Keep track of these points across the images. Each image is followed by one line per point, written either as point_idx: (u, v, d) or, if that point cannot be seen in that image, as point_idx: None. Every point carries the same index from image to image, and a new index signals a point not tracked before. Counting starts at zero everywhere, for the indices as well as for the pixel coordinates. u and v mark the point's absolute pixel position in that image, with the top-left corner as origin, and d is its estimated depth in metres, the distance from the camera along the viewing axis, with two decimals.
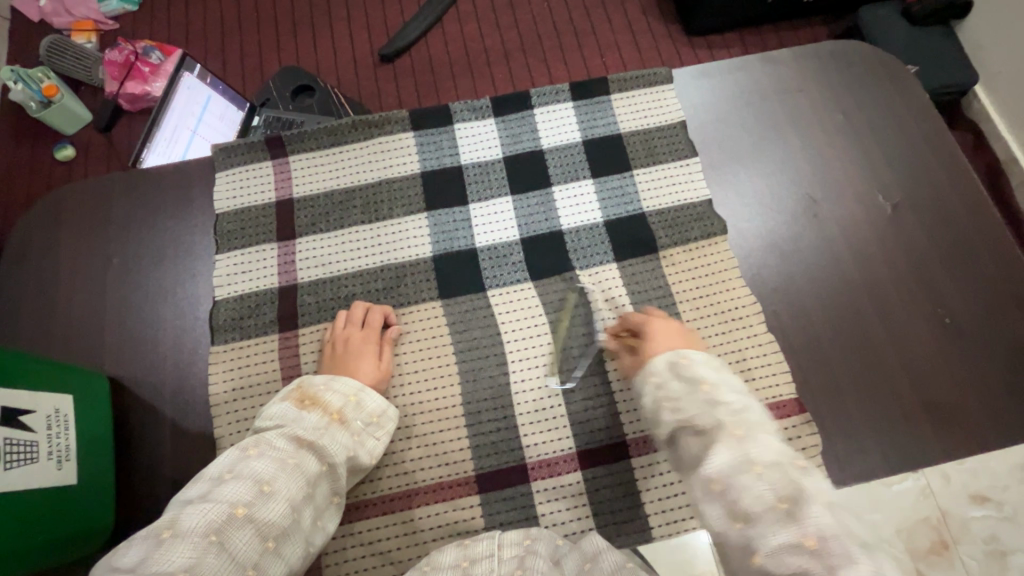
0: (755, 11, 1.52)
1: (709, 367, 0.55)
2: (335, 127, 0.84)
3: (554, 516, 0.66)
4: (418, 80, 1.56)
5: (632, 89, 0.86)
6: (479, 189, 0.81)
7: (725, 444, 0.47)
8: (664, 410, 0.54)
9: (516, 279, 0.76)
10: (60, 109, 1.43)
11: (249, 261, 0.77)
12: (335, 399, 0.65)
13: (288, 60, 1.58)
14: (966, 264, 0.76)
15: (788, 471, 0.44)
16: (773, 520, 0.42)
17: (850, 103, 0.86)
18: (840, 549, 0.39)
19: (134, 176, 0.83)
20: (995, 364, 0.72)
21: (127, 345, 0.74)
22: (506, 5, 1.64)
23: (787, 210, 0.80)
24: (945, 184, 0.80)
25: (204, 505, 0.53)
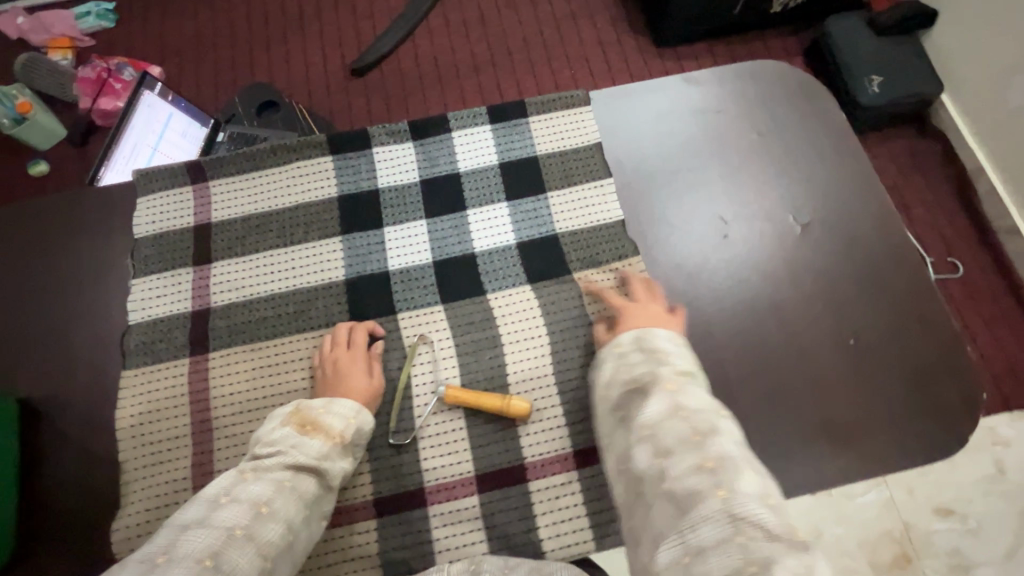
0: (721, 23, 1.52)
1: (671, 342, 0.64)
2: (254, 152, 0.85)
3: (449, 540, 0.66)
4: (388, 95, 1.57)
5: (550, 111, 0.87)
6: (394, 212, 0.82)
7: (660, 396, 0.57)
8: (621, 369, 0.63)
9: (428, 302, 0.77)
10: (33, 125, 1.43)
11: (165, 285, 0.78)
12: (335, 422, 0.65)
13: (261, 76, 1.59)
14: (886, 281, 0.77)
15: (710, 416, 0.53)
16: (684, 450, 0.51)
17: (778, 122, 0.86)
18: (733, 467, 0.48)
19: (75, 196, 0.83)
20: (894, 384, 0.72)
21: (59, 366, 0.74)
22: (476, 19, 1.65)
23: (699, 231, 0.80)
24: (872, 202, 0.81)
25: (202, 530, 0.52)
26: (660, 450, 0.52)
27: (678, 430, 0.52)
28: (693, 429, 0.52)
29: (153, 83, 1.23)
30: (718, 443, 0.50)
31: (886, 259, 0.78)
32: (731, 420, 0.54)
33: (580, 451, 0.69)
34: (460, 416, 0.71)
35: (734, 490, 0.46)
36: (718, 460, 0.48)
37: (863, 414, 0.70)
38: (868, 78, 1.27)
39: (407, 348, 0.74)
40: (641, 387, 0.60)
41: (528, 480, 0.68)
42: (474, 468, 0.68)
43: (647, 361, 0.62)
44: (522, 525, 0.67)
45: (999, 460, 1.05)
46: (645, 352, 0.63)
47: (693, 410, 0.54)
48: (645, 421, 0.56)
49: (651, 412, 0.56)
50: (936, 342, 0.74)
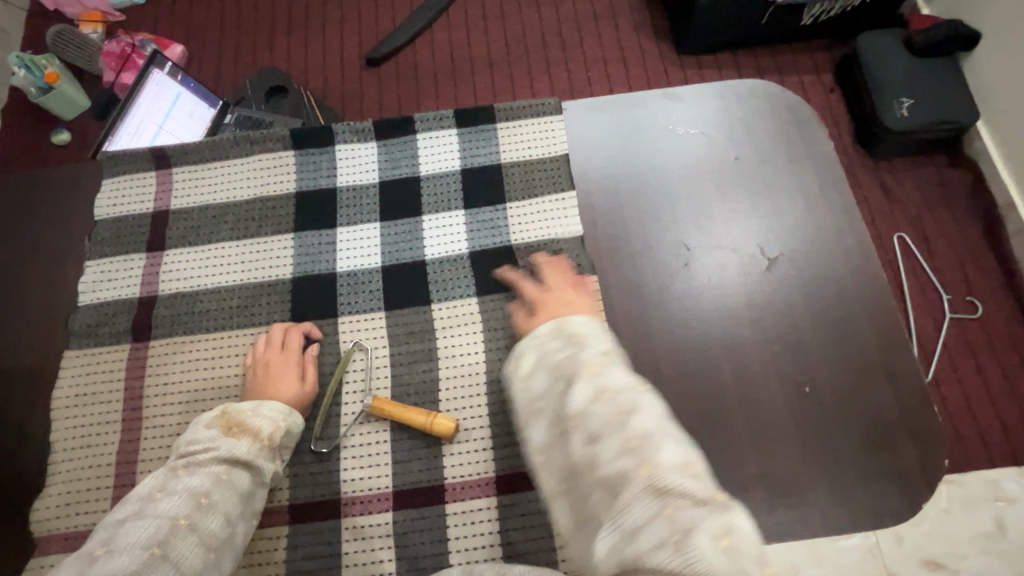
0: (748, 33, 1.43)
1: (588, 324, 0.55)
2: (218, 142, 0.85)
3: (357, 555, 0.65)
4: (401, 87, 1.55)
5: (519, 119, 0.84)
6: (349, 213, 0.81)
7: (583, 380, 0.49)
8: (537, 360, 0.54)
9: (370, 307, 0.76)
10: (60, 96, 1.43)
11: (116, 269, 0.79)
12: (262, 424, 0.64)
13: (278, 61, 1.59)
14: (866, 325, 0.72)
15: (629, 394, 0.48)
16: (610, 435, 0.46)
17: (769, 146, 0.81)
18: (657, 446, 0.44)
19: (50, 175, 0.85)
20: (847, 440, 0.67)
21: (20, 341, 0.76)
22: (497, 15, 1.61)
23: (660, 257, 0.76)
24: (852, 240, 0.76)
25: (141, 522, 0.54)
26: (588, 439, 0.47)
27: (603, 414, 0.47)
28: (616, 410, 0.47)
29: (164, 62, 1.18)
30: (640, 421, 0.46)
31: (872, 301, 0.73)
32: (653, 391, 0.48)
33: (502, 478, 0.67)
34: (385, 429, 0.70)
35: (657, 470, 0.43)
36: (643, 439, 0.45)
37: (811, 467, 0.66)
38: (899, 100, 1.24)
39: (343, 353, 0.73)
40: (563, 374, 0.52)
41: (445, 502, 0.67)
42: (393, 483, 0.68)
43: (564, 351, 0.53)
44: (433, 547, 0.65)
45: (1000, 517, 1.01)
46: (562, 337, 0.54)
47: (616, 390, 0.48)
48: (571, 409, 0.49)
49: (577, 400, 0.49)
50: (908, 397, 0.69)
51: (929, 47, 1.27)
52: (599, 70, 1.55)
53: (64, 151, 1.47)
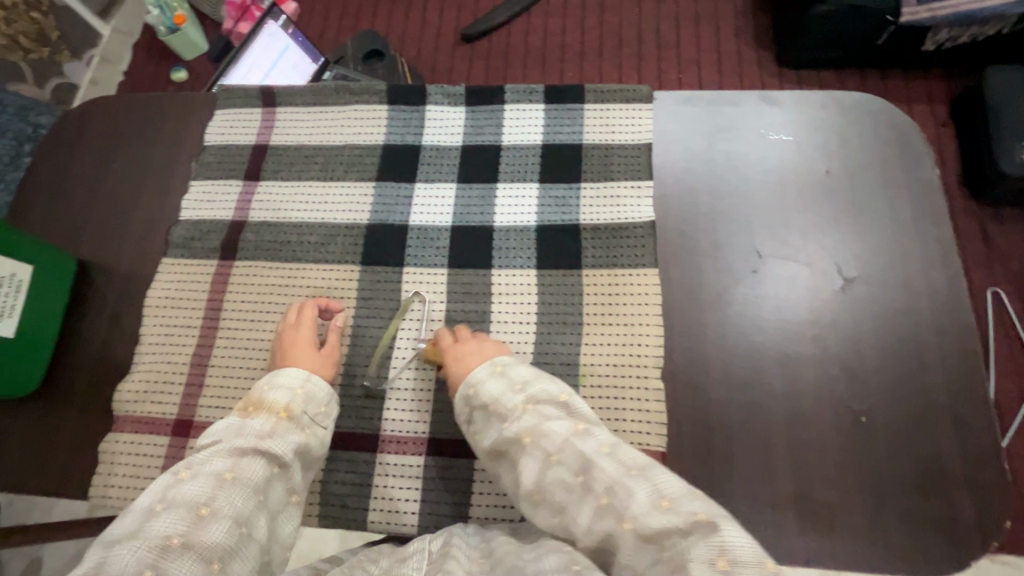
0: (862, 50, 1.35)
1: (496, 378, 0.63)
2: (319, 88, 0.90)
3: (386, 489, 0.69)
4: (489, 65, 1.58)
5: (607, 102, 0.84)
6: (429, 171, 0.84)
7: (525, 457, 0.56)
8: (477, 438, 0.62)
9: (434, 263, 0.79)
10: (183, 37, 1.55)
11: (215, 192, 0.86)
12: (279, 396, 0.65)
13: (379, 28, 1.65)
14: (940, 365, 0.67)
15: (571, 444, 0.55)
16: (579, 500, 0.52)
17: (866, 165, 0.77)
18: (622, 490, 0.51)
19: (170, 101, 0.94)
20: (894, 479, 0.64)
21: (128, 244, 0.85)
22: (596, 5, 1.60)
23: (727, 260, 0.74)
24: (939, 274, 0.71)
25: (135, 542, 0.51)
26: (557, 510, 0.54)
27: (562, 479, 0.54)
28: (573, 472, 0.53)
29: (278, 15, 1.27)
30: (601, 473, 0.52)
31: (952, 342, 0.68)
32: (595, 433, 0.56)
33: None
34: (431, 377, 0.73)
35: (633, 521, 0.48)
36: (610, 495, 0.51)
37: (851, 497, 0.63)
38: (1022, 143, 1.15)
39: (403, 301, 0.77)
40: (505, 451, 0.59)
41: (476, 458, 0.69)
42: (429, 430, 0.71)
43: (493, 426, 0.60)
44: (456, 498, 0.68)
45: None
46: (479, 409, 0.62)
47: (559, 452, 0.55)
48: (528, 487, 0.55)
49: (528, 477, 0.55)
50: (973, 448, 0.64)
51: None
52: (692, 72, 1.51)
53: (179, 87, 1.60)
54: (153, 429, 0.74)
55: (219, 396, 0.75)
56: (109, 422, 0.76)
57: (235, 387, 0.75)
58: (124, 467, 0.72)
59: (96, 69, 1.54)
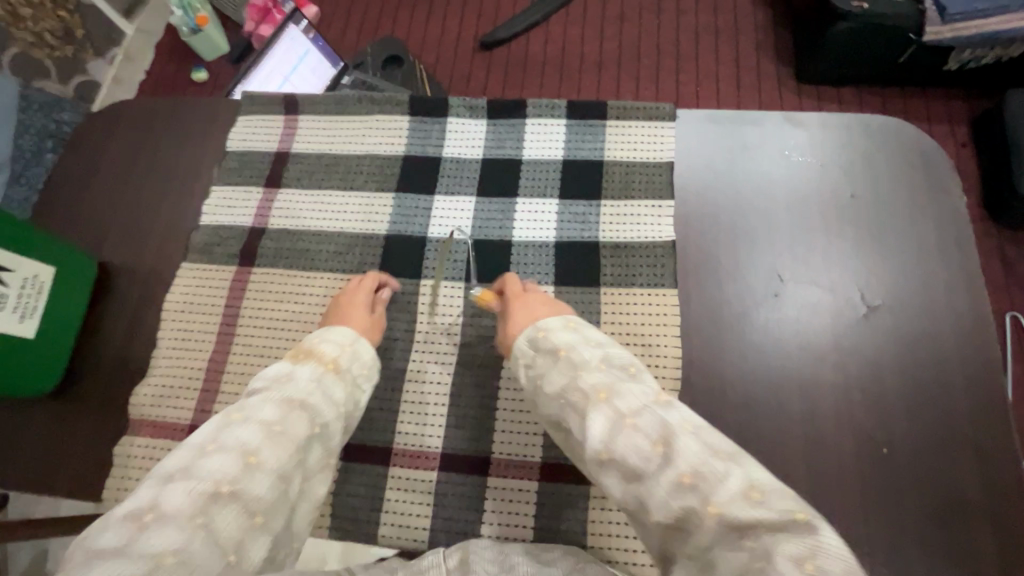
0: (885, 69, 1.33)
1: (567, 333, 0.60)
2: (342, 97, 0.90)
3: (398, 504, 0.69)
4: (508, 73, 1.58)
5: (630, 119, 0.84)
6: (449, 183, 0.84)
7: (596, 411, 0.51)
8: (537, 387, 0.58)
9: (452, 276, 0.79)
10: (206, 38, 1.57)
11: (236, 198, 0.87)
12: (330, 348, 0.66)
13: (399, 33, 1.66)
14: (965, 396, 0.66)
15: (653, 412, 0.49)
16: (654, 469, 0.46)
17: (891, 190, 0.76)
18: (710, 473, 0.44)
19: (194, 104, 0.95)
20: (916, 512, 0.62)
21: (149, 247, 0.86)
22: (616, 16, 1.60)
23: (747, 282, 0.73)
24: (965, 303, 0.70)
25: (187, 481, 0.49)
26: (628, 477, 0.47)
27: (637, 446, 0.47)
28: (651, 440, 0.47)
29: (299, 20, 1.27)
30: (682, 448, 0.46)
31: (977, 373, 0.67)
32: (678, 407, 0.50)
33: (547, 465, 0.69)
34: (446, 392, 0.73)
35: (719, 506, 0.42)
36: (694, 473, 0.44)
37: (872, 528, 0.62)
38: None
39: (420, 314, 0.77)
40: (574, 406, 0.54)
41: (488, 475, 0.69)
42: (442, 445, 0.70)
43: (561, 371, 0.56)
44: (467, 514, 0.68)
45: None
46: (546, 354, 0.59)
47: (637, 416, 0.49)
48: (597, 447, 0.49)
49: (598, 436, 0.49)
50: (999, 483, 0.63)
51: None
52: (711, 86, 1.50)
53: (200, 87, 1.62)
54: (168, 434, 0.74)
55: (234, 404, 0.75)
56: (125, 425, 0.76)
57: None
58: (138, 472, 0.73)
59: (120, 68, 1.56)
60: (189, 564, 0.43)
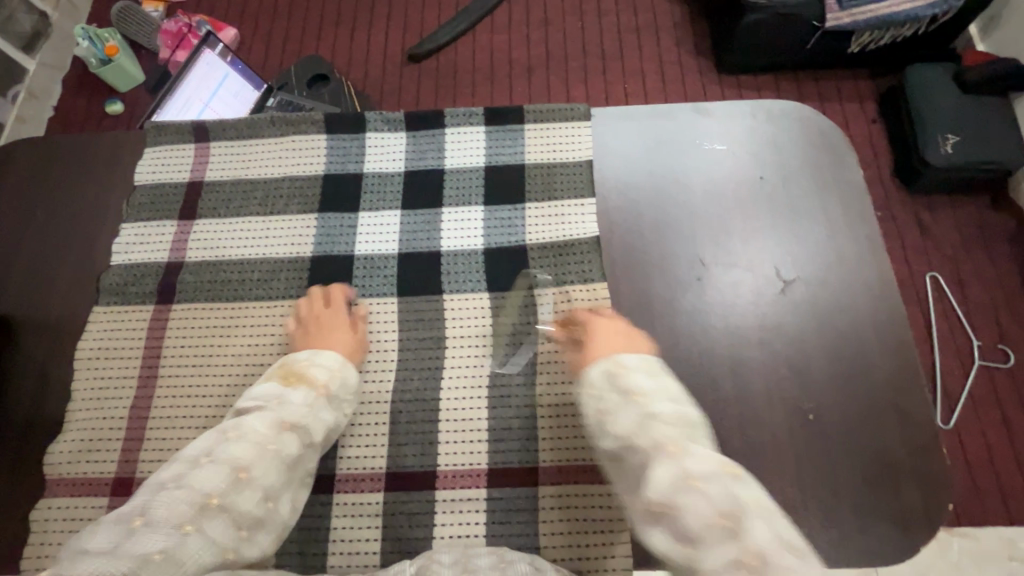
0: (792, 55, 1.41)
1: (646, 376, 0.59)
2: (255, 121, 0.88)
3: (345, 531, 0.66)
4: (439, 83, 1.57)
5: (546, 121, 0.86)
6: (373, 199, 0.83)
7: (661, 463, 0.48)
8: (607, 424, 0.57)
9: (383, 292, 0.77)
10: (116, 68, 1.49)
11: (149, 234, 0.83)
12: (320, 374, 0.67)
13: (325, 51, 1.63)
14: (879, 357, 0.70)
15: (723, 481, 0.45)
16: (714, 538, 0.42)
17: (797, 170, 0.80)
18: (779, 562, 0.40)
19: (95, 136, 0.89)
20: (848, 473, 0.65)
21: (55, 293, 0.80)
22: (540, 21, 1.63)
23: (671, 271, 0.75)
24: (872, 270, 0.74)
25: (180, 489, 0.52)
26: (683, 537, 0.44)
27: (702, 511, 0.44)
28: (719, 509, 0.44)
29: (216, 42, 1.18)
30: (751, 529, 0.42)
31: (890, 335, 0.71)
32: (748, 483, 0.46)
33: (492, 471, 0.68)
34: (386, 408, 0.71)
35: None
36: (758, 556, 0.41)
37: (806, 494, 0.64)
38: (944, 135, 1.22)
39: None
40: (637, 451, 0.52)
41: (435, 489, 0.68)
42: (386, 465, 0.69)
43: (632, 414, 0.55)
44: (418, 532, 0.66)
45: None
46: (619, 392, 0.58)
47: (703, 478, 0.46)
48: (654, 496, 0.47)
49: (658, 486, 0.47)
50: (919, 436, 0.66)
51: (982, 83, 1.24)
52: (636, 82, 1.54)
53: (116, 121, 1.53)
54: (89, 490, 0.70)
55: (160, 450, 0.71)
56: (40, 486, 0.71)
57: (179, 438, 0.71)
58: (59, 535, 0.68)
59: (22, 105, 1.46)
60: (177, 560, 0.47)
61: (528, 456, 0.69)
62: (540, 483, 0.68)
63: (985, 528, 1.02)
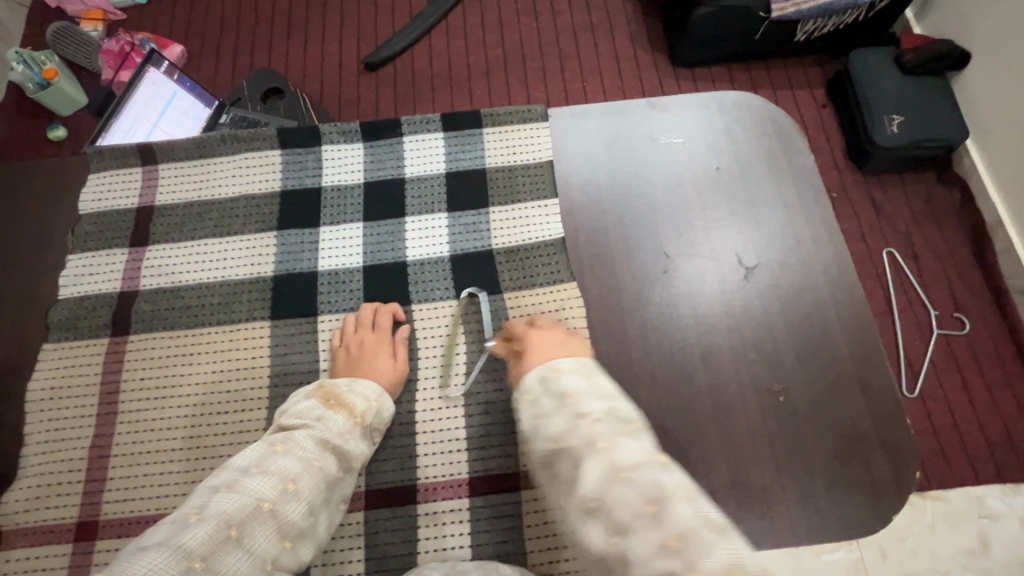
0: (743, 46, 1.44)
1: (579, 377, 0.54)
2: (205, 139, 0.85)
3: (328, 554, 0.64)
4: (397, 90, 1.55)
5: (505, 124, 0.86)
6: (334, 213, 0.81)
7: (590, 459, 0.46)
8: (537, 426, 0.53)
9: (350, 307, 0.76)
10: (56, 92, 1.42)
11: (98, 263, 0.79)
12: (358, 402, 0.65)
13: (277, 64, 1.59)
14: (843, 333, 0.72)
15: (651, 470, 0.44)
16: (641, 526, 0.42)
17: (751, 157, 0.82)
18: (698, 542, 0.40)
19: (34, 165, 0.85)
20: (820, 449, 0.67)
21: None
22: (495, 23, 1.63)
23: (638, 265, 0.76)
24: (830, 250, 0.76)
25: (231, 495, 0.52)
26: (613, 527, 0.43)
27: (628, 500, 0.43)
28: (642, 497, 0.43)
29: (160, 60, 1.14)
30: (674, 511, 0.42)
31: (851, 312, 0.73)
32: (673, 469, 0.45)
33: (475, 479, 0.68)
34: None
35: None
36: (681, 538, 0.40)
37: (782, 473, 0.66)
38: (890, 117, 1.27)
39: (321, 352, 0.74)
40: (568, 450, 0.48)
41: (418, 503, 0.67)
42: (366, 483, 0.67)
43: (563, 415, 0.51)
44: (403, 548, 0.65)
45: (984, 533, 1.02)
46: (554, 396, 0.53)
47: (631, 468, 0.44)
48: (586, 493, 0.44)
49: (590, 481, 0.45)
50: (884, 408, 0.68)
51: (921, 65, 1.29)
52: (594, 80, 1.55)
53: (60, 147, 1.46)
54: (51, 539, 0.66)
55: (125, 489, 0.68)
56: None
57: (146, 475, 0.68)
58: None
59: None
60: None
61: (510, 462, 0.68)
62: (523, 487, 0.67)
63: (955, 491, 1.06)
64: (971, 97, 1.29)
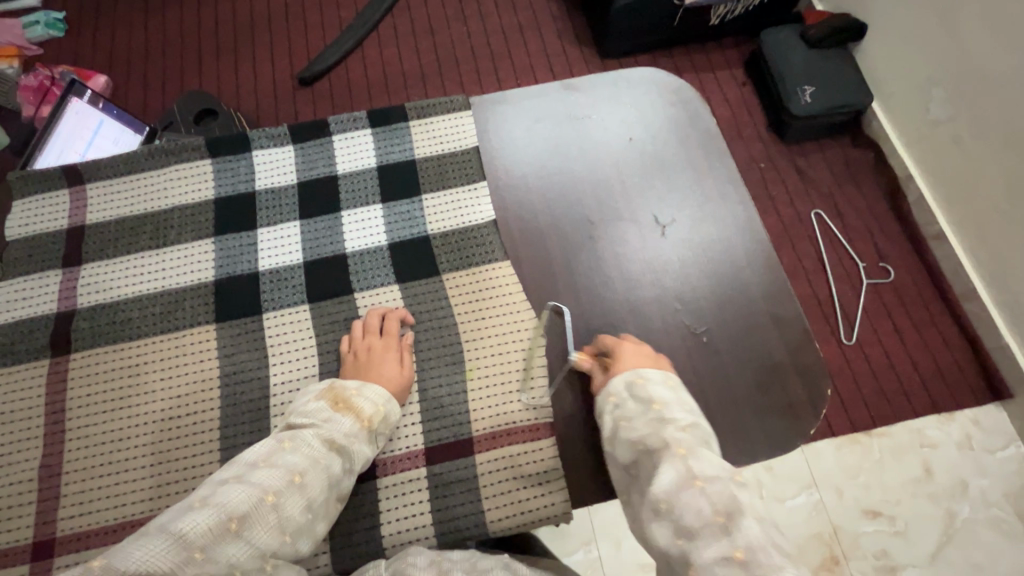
0: (662, 34, 1.52)
1: (667, 389, 0.61)
2: (131, 155, 0.86)
3: None
4: (334, 103, 1.57)
5: (429, 116, 0.90)
6: (269, 214, 0.84)
7: (671, 464, 0.51)
8: (621, 429, 0.59)
9: (294, 302, 0.78)
10: None
11: (31, 288, 0.79)
12: (366, 405, 0.67)
13: (209, 86, 1.58)
14: (758, 282, 0.78)
15: (727, 485, 0.48)
16: (709, 535, 0.46)
17: (663, 129, 0.88)
18: (766, 559, 0.43)
19: None
20: (743, 383, 0.73)
21: None
22: (426, 31, 1.67)
23: (568, 235, 0.81)
24: (742, 209, 0.83)
25: (239, 485, 0.54)
26: (681, 531, 0.47)
27: (700, 509, 0.47)
28: (714, 508, 0.47)
29: (83, 91, 1.13)
30: (744, 527, 0.45)
31: (763, 262, 0.80)
32: (750, 491, 0.49)
33: (430, 449, 0.71)
34: None
35: None
36: (748, 552, 0.44)
37: (714, 411, 0.72)
38: (802, 88, 1.37)
39: (269, 347, 0.75)
40: (649, 450, 0.55)
41: (376, 478, 0.69)
42: None
43: (649, 419, 0.58)
44: (365, 523, 0.67)
45: (924, 460, 1.12)
46: (639, 401, 0.61)
47: (707, 480, 0.49)
48: (659, 494, 0.50)
49: (665, 483, 0.50)
50: (796, 340, 0.75)
51: (825, 39, 1.39)
52: (523, 76, 1.61)
53: None
54: (8, 561, 0.66)
55: (79, 504, 0.67)
56: None
57: (99, 488, 0.68)
58: None
59: None
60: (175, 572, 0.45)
61: (462, 430, 0.72)
62: (476, 451, 0.71)
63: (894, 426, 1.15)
64: (871, 64, 1.40)
